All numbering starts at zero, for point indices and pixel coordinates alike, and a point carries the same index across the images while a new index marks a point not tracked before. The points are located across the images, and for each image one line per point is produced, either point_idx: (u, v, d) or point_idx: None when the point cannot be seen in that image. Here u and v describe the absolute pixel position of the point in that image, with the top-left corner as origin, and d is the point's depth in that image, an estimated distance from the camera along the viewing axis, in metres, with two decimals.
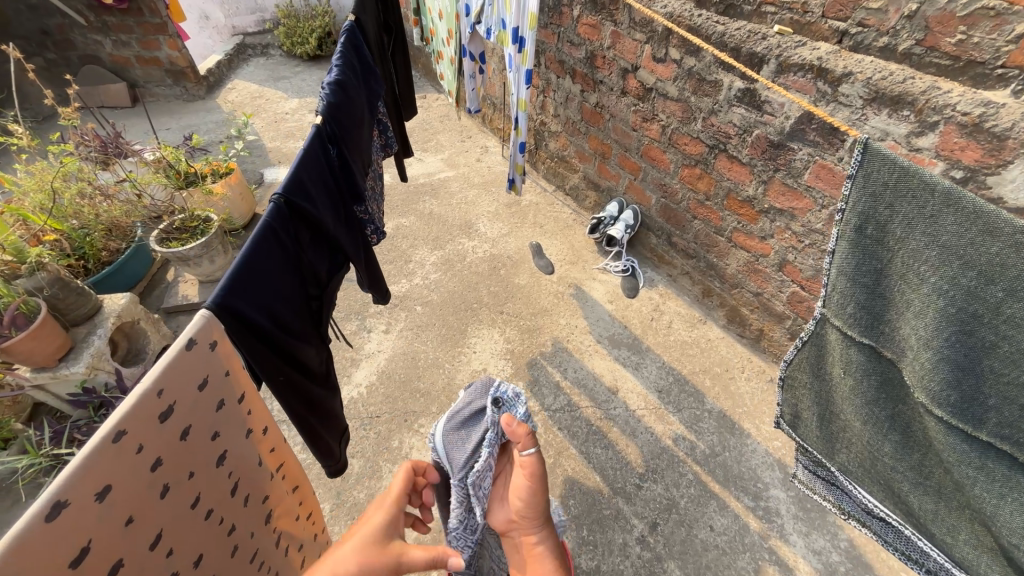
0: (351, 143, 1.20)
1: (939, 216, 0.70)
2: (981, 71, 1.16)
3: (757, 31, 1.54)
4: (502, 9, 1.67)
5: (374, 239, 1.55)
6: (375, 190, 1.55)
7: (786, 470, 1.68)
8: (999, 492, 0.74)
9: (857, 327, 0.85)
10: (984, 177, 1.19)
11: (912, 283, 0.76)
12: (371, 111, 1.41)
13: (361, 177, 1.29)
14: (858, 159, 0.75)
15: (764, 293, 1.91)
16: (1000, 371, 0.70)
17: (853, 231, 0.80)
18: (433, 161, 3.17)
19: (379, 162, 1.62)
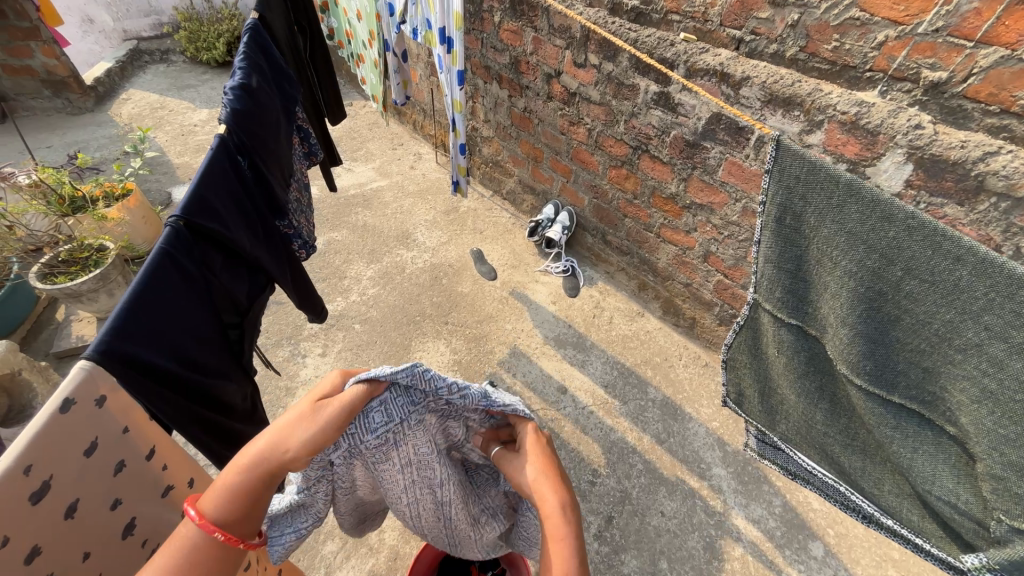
0: (265, 153, 1.11)
1: (845, 205, 0.75)
2: (853, 74, 1.31)
3: (666, 38, 1.64)
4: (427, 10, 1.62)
5: (303, 255, 1.44)
6: (299, 202, 1.43)
7: (725, 448, 1.78)
8: (913, 446, 0.81)
9: (785, 310, 0.91)
10: (864, 169, 1.34)
11: (827, 267, 0.81)
12: (289, 116, 1.31)
13: (281, 190, 1.20)
14: (772, 154, 0.80)
15: (693, 283, 2.03)
16: (904, 341, 0.77)
17: (775, 221, 0.84)
18: (363, 171, 3.05)
19: (302, 173, 1.49)
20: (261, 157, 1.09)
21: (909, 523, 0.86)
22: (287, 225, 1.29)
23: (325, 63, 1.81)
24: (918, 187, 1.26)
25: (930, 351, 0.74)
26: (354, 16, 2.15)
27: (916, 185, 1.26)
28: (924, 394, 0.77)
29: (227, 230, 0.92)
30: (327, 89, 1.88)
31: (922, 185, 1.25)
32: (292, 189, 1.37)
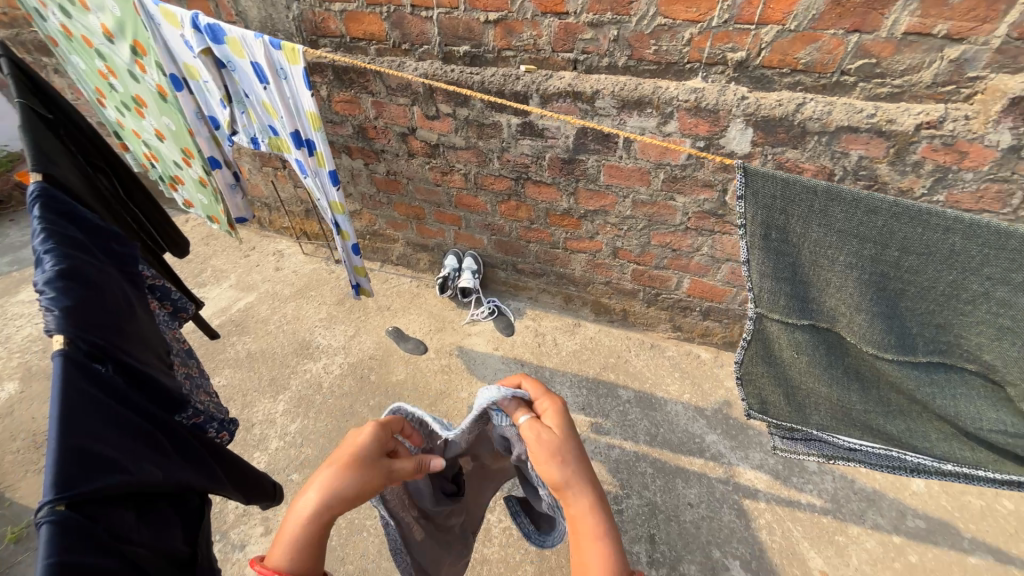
0: (125, 348, 0.82)
1: (826, 208, 0.89)
2: (678, 68, 1.50)
3: (509, 73, 1.68)
4: (265, 116, 1.47)
5: (226, 437, 1.10)
6: (191, 376, 1.08)
7: (705, 413, 1.89)
8: (950, 393, 0.94)
9: (793, 313, 1.01)
10: (718, 141, 1.53)
11: (826, 266, 0.95)
12: (135, 281, 0.98)
13: (164, 375, 0.90)
14: (744, 181, 0.92)
15: (612, 279, 2.12)
16: (912, 307, 0.92)
17: (761, 237, 0.95)
18: (220, 293, 2.57)
19: (178, 339, 1.14)
20: (128, 352, 0.81)
21: (966, 460, 0.94)
22: (193, 414, 0.97)
23: (150, 200, 1.47)
24: (763, 144, 1.48)
25: (939, 307, 0.90)
26: (155, 136, 1.82)
27: (760, 143, 1.48)
28: (940, 344, 0.93)
29: (123, 476, 0.66)
30: (160, 226, 1.54)
31: (764, 142, 1.48)
32: (179, 367, 1.03)
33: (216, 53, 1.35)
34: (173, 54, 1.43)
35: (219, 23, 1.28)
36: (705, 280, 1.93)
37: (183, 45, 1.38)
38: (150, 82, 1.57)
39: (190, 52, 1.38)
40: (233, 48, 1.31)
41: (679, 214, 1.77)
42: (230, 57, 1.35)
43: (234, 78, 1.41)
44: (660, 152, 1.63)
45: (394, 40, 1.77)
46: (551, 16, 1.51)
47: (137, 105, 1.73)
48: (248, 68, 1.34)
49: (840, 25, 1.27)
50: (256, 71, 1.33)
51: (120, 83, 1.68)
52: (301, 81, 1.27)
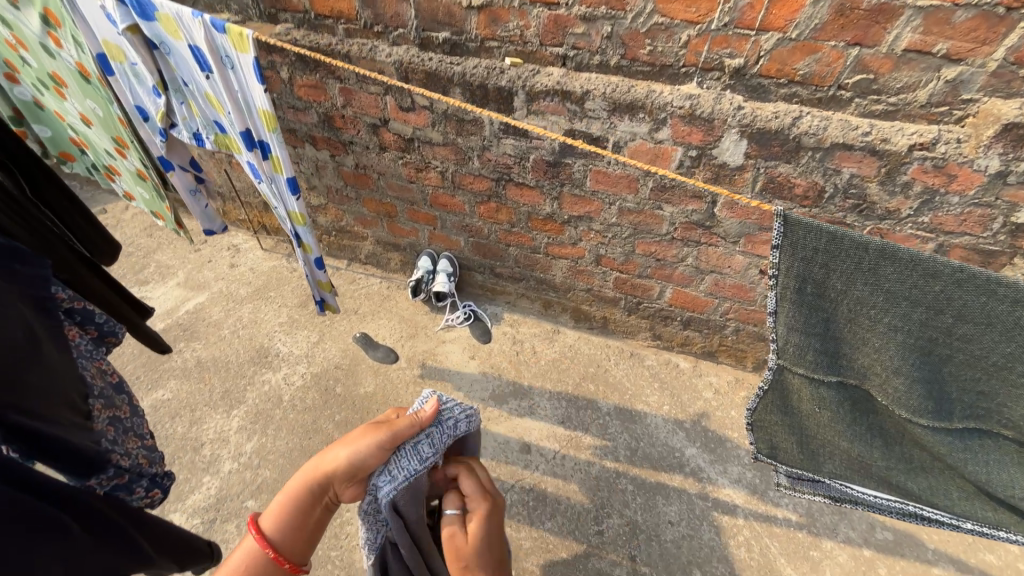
0: (15, 407, 0.70)
1: (878, 267, 0.83)
2: (672, 72, 1.42)
3: (493, 67, 1.55)
4: (210, 111, 1.29)
5: (158, 494, 0.97)
6: (117, 419, 0.92)
7: (685, 426, 1.87)
8: (984, 459, 0.87)
9: (819, 369, 0.94)
10: (711, 151, 1.46)
11: (865, 324, 0.88)
12: (49, 310, 0.85)
13: (76, 431, 0.80)
14: (783, 231, 0.85)
15: (594, 286, 2.04)
16: (957, 373, 0.85)
17: (795, 291, 0.89)
18: (165, 293, 2.32)
19: (105, 371, 0.96)
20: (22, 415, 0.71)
21: (986, 518, 0.88)
22: (116, 475, 0.86)
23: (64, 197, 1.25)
24: (756, 157, 1.43)
25: (987, 376, 0.83)
26: (80, 121, 1.60)
27: (754, 155, 1.43)
28: (979, 409, 0.85)
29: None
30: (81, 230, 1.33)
31: (758, 154, 1.42)
32: (101, 412, 0.88)
33: (146, 32, 1.16)
34: (93, 30, 1.23)
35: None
36: (688, 290, 1.88)
37: (104, 18, 1.18)
38: (69, 59, 1.36)
39: (112, 28, 1.19)
40: (166, 26, 1.13)
41: (666, 224, 1.70)
42: (164, 38, 1.17)
43: (169, 63, 1.22)
44: (650, 160, 1.55)
45: (366, 22, 1.59)
46: (540, 6, 1.39)
47: (55, 84, 1.50)
48: (186, 53, 1.16)
49: (842, 37, 1.21)
50: (196, 57, 1.16)
51: (34, 58, 1.45)
52: (251, 72, 1.11)
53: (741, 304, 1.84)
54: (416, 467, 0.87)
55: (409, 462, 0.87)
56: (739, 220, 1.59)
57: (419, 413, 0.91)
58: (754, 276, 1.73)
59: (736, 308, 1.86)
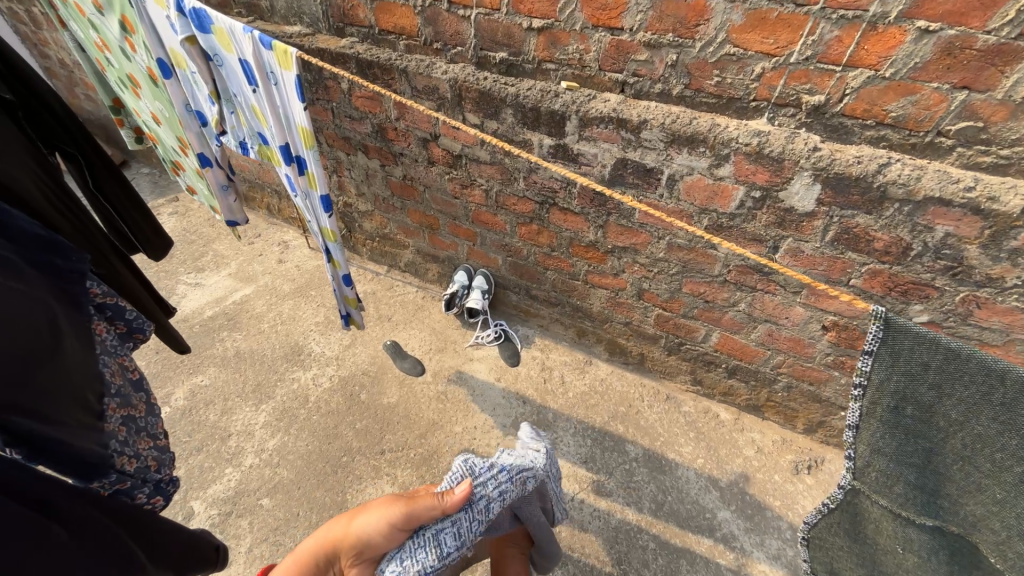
0: (18, 408, 0.74)
1: (1014, 406, 0.68)
2: (740, 105, 1.31)
3: (548, 89, 1.50)
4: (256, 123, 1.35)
5: (160, 501, 1.00)
6: (131, 419, 0.97)
7: (720, 485, 1.71)
8: None
9: (908, 505, 0.81)
10: (777, 193, 1.33)
11: (984, 467, 0.73)
12: (79, 305, 0.91)
13: (80, 432, 0.83)
14: (884, 337, 0.75)
15: (633, 320, 1.93)
16: None
17: (889, 410, 0.79)
18: (216, 282, 2.45)
19: (127, 368, 1.03)
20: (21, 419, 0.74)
21: None
22: (118, 480, 0.90)
23: (122, 191, 1.46)
24: (829, 204, 1.28)
25: None
26: (152, 119, 1.73)
27: (827, 202, 1.28)
28: None
29: None
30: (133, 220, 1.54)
31: (832, 201, 1.27)
32: (114, 412, 0.93)
33: (202, 43, 1.24)
34: (160, 38, 1.32)
35: (206, 10, 1.16)
36: (737, 337, 1.73)
37: (168, 28, 1.27)
38: (141, 62, 1.47)
39: (175, 36, 1.27)
40: (220, 39, 1.20)
41: (718, 265, 1.57)
42: (218, 50, 1.24)
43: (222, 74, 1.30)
44: (707, 197, 1.44)
45: (426, 38, 1.60)
46: (603, 30, 1.33)
47: (132, 85, 1.63)
48: (237, 66, 1.22)
49: (947, 78, 1.06)
50: (245, 70, 1.21)
51: (116, 59, 1.58)
52: (292, 89, 1.13)
53: (796, 359, 1.67)
54: (434, 562, 0.88)
55: (426, 552, 0.89)
56: (803, 270, 1.44)
57: (444, 498, 0.90)
58: (815, 333, 1.56)
59: (791, 363, 1.69)
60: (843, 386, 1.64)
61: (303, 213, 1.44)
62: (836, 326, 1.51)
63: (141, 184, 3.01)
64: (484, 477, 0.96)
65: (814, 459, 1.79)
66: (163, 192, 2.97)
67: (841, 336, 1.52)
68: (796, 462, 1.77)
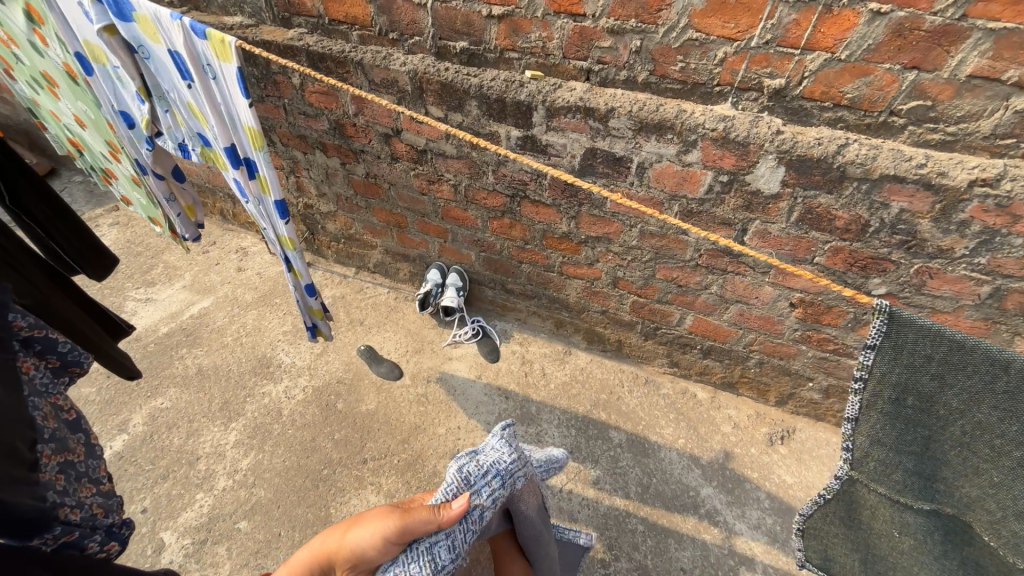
0: None
1: (1016, 393, 0.68)
2: (705, 90, 1.31)
3: (513, 79, 1.46)
4: (195, 122, 1.23)
5: (115, 547, 0.92)
6: (69, 465, 0.89)
7: (702, 463, 1.76)
8: None
9: (905, 491, 0.81)
10: (744, 177, 1.35)
11: (983, 453, 0.73)
12: (4, 342, 0.84)
13: (15, 486, 0.74)
14: (886, 330, 0.74)
15: (609, 309, 1.94)
16: None
17: (891, 402, 0.77)
18: (170, 296, 2.29)
19: (60, 408, 0.95)
20: None
21: None
22: (63, 532, 0.81)
23: (49, 207, 1.35)
24: (794, 185, 1.31)
25: None
26: (74, 122, 1.58)
27: (791, 184, 1.31)
28: None
29: None
30: (66, 239, 1.42)
31: (796, 183, 1.30)
32: (50, 459, 0.85)
33: (124, 34, 1.12)
34: (73, 29, 1.19)
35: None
36: (710, 319, 1.77)
37: (82, 17, 1.14)
38: (56, 57, 1.33)
39: (91, 26, 1.14)
40: (145, 28, 1.08)
41: (690, 250, 1.60)
42: (144, 41, 1.12)
43: (151, 69, 1.18)
44: (676, 183, 1.45)
45: (380, 28, 1.52)
46: (565, 16, 1.30)
47: (48, 84, 1.48)
48: (167, 58, 1.11)
49: (898, 59, 1.09)
50: (177, 63, 1.10)
51: (25, 56, 1.43)
52: (233, 83, 1.04)
53: (767, 337, 1.72)
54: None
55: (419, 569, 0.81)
56: (771, 250, 1.48)
57: (443, 509, 0.84)
58: (784, 310, 1.61)
59: (762, 340, 1.74)
60: (811, 359, 1.71)
61: (257, 221, 1.35)
62: (803, 302, 1.56)
63: (74, 193, 2.76)
64: (479, 483, 0.90)
65: (787, 430, 1.86)
66: (101, 201, 2.74)
67: (808, 312, 1.58)
68: (770, 434, 1.85)
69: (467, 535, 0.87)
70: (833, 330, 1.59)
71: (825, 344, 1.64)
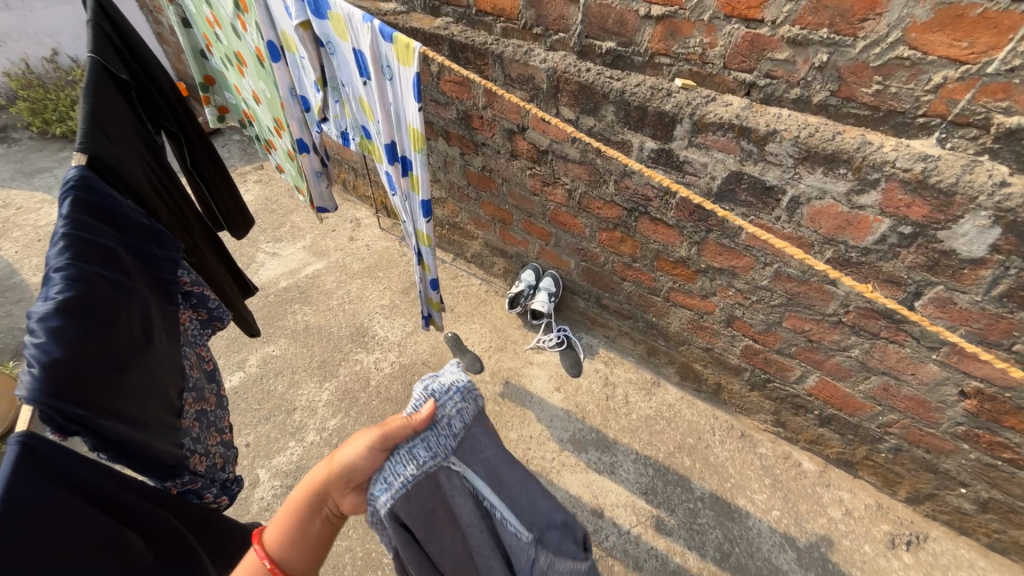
0: (109, 411, 0.73)
1: None
2: (902, 120, 1.08)
3: (659, 87, 1.33)
4: (361, 115, 1.34)
5: (225, 501, 1.05)
6: (203, 414, 1.02)
7: (798, 545, 1.53)
8: None
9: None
10: (935, 232, 1.10)
11: None
12: (170, 294, 0.96)
13: (163, 432, 0.84)
14: None
15: (715, 348, 1.75)
16: None
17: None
18: (293, 254, 2.53)
19: (202, 358, 1.08)
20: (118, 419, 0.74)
21: None
22: (189, 480, 0.91)
23: (213, 167, 1.55)
24: (1008, 253, 1.04)
25: None
26: (252, 97, 1.81)
27: (1006, 250, 1.04)
28: None
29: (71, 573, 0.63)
30: (220, 196, 1.64)
31: (1014, 250, 1.03)
32: (191, 406, 0.97)
33: (316, 30, 1.22)
34: (272, 20, 1.33)
35: None
36: (840, 385, 1.51)
37: (283, 11, 1.27)
38: (250, 41, 1.51)
39: (288, 20, 1.26)
40: (336, 26, 1.16)
41: (835, 303, 1.36)
42: (332, 37, 1.21)
43: (332, 62, 1.28)
44: (837, 225, 1.23)
45: (526, 21, 1.48)
46: (737, 21, 1.14)
47: (238, 63, 1.70)
48: (350, 56, 1.18)
49: None
50: (358, 60, 1.17)
51: (225, 36, 1.65)
52: (408, 87, 1.08)
53: (914, 422, 1.42)
54: (414, 479, 0.72)
55: (403, 469, 0.72)
56: (951, 325, 1.20)
57: (413, 414, 0.74)
58: (949, 398, 1.31)
59: (906, 425, 1.44)
60: (971, 462, 1.38)
61: (399, 213, 1.45)
62: (979, 394, 1.26)
63: (232, 150, 3.18)
64: (446, 397, 0.75)
65: (916, 535, 1.54)
66: (251, 160, 3.12)
67: (984, 407, 1.27)
68: (892, 535, 1.54)
69: (449, 446, 0.75)
70: (1015, 436, 1.26)
71: (998, 450, 1.31)
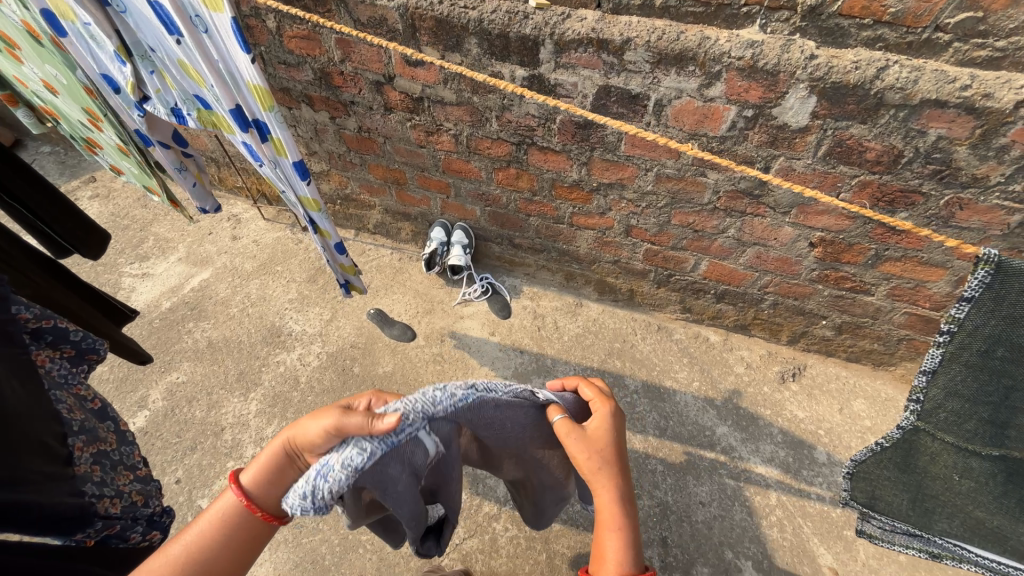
0: None
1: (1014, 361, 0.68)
2: (730, 12, 1.19)
3: (516, 10, 1.31)
4: (189, 83, 1.21)
5: (158, 535, 0.99)
6: (104, 454, 0.90)
7: (716, 403, 1.81)
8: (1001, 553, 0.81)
9: (974, 439, 0.74)
10: (770, 110, 1.26)
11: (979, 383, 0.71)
12: (10, 337, 0.80)
13: (51, 484, 0.76)
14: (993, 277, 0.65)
15: (621, 259, 1.90)
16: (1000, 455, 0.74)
17: (978, 354, 0.69)
18: (168, 269, 2.21)
19: (84, 399, 0.93)
20: None
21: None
22: (105, 526, 0.85)
23: (30, 183, 1.28)
24: (825, 117, 1.23)
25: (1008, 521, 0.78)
26: (44, 87, 1.52)
27: (823, 115, 1.23)
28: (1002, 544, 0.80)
29: None
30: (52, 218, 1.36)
31: (828, 113, 1.22)
32: (84, 450, 0.85)
33: None
34: None
35: None
36: (725, 263, 1.74)
37: None
38: (11, 16, 1.24)
39: None
40: None
41: (708, 193, 1.53)
42: None
43: (128, 24, 1.12)
44: (697, 121, 1.35)
45: None
46: None
47: (7, 47, 1.39)
48: (147, 11, 1.04)
49: None
50: (159, 16, 1.03)
51: None
52: (229, 36, 1.00)
53: (782, 278, 1.70)
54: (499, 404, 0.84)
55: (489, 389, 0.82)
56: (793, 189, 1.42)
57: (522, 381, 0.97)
58: (803, 250, 1.58)
59: (778, 282, 1.72)
60: (826, 298, 1.70)
61: (273, 183, 1.37)
62: (823, 241, 1.52)
63: (46, 165, 2.60)
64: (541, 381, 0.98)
65: (798, 367, 1.89)
66: (76, 172, 2.58)
67: (828, 251, 1.55)
68: (782, 372, 1.88)
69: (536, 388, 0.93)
70: (852, 268, 1.57)
71: (842, 283, 1.63)
